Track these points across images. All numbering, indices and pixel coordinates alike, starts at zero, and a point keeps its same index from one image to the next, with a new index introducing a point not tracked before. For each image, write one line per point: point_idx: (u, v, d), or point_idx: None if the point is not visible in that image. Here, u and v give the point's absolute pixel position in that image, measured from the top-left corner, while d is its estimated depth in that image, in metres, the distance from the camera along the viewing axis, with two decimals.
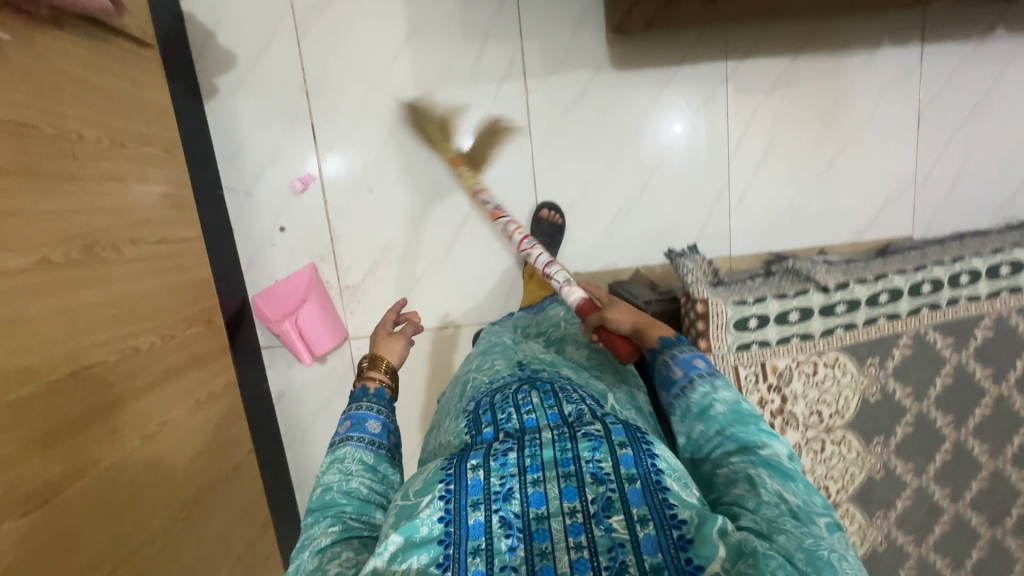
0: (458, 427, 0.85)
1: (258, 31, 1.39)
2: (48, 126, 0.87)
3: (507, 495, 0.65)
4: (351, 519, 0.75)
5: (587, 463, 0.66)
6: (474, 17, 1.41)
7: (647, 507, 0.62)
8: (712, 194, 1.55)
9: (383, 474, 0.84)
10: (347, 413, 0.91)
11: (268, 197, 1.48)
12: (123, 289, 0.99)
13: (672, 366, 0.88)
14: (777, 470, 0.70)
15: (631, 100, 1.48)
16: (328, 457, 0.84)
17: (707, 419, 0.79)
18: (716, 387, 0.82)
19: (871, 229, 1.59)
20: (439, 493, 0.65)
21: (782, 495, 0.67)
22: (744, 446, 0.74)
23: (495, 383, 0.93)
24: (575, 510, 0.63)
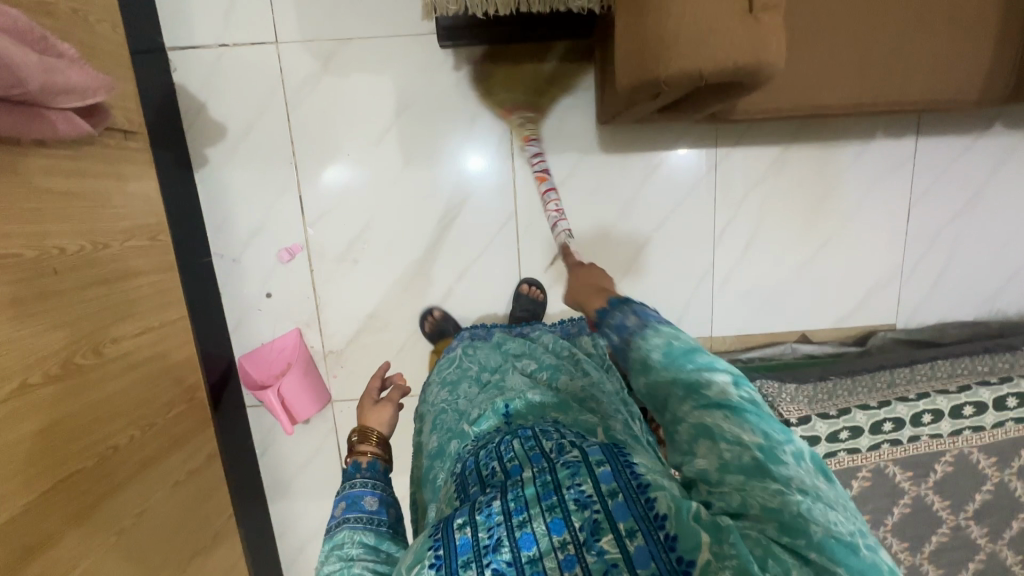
0: (450, 491, 0.78)
1: (250, 104, 1.40)
2: (30, 250, 0.89)
3: (496, 545, 0.59)
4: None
5: (567, 491, 0.61)
6: (465, 97, 1.41)
7: (632, 518, 0.57)
8: (697, 276, 1.55)
9: (387, 552, 0.75)
10: (341, 495, 0.84)
11: (256, 265, 1.50)
12: (103, 392, 1.02)
13: (611, 332, 0.82)
14: (728, 409, 0.64)
15: (619, 182, 1.48)
16: (326, 545, 0.76)
17: (649, 370, 0.72)
18: (646, 337, 0.74)
19: (854, 315, 1.59)
20: (428, 560, 0.60)
21: (740, 440, 0.61)
22: (692, 390, 0.67)
23: (480, 437, 0.86)
24: (566, 542, 0.57)
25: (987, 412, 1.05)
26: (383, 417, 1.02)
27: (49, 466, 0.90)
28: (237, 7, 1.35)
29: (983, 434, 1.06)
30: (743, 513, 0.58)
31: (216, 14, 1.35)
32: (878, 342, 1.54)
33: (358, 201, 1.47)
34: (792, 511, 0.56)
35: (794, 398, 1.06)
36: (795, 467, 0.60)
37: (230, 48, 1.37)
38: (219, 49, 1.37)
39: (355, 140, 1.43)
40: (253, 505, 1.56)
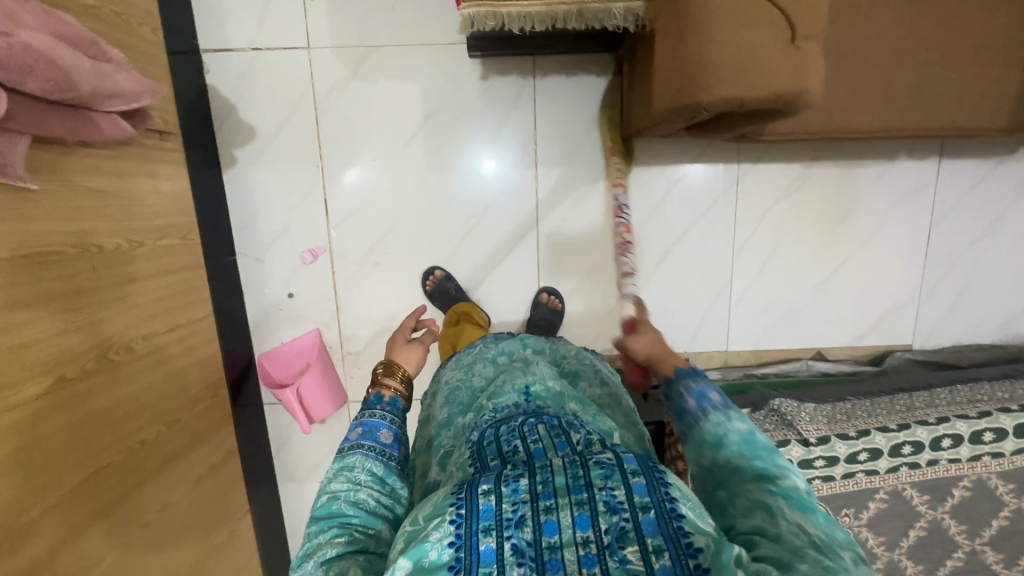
0: (461, 458, 0.75)
1: (279, 107, 1.42)
2: (71, 247, 0.91)
3: (519, 522, 0.56)
4: (358, 533, 0.69)
5: (598, 491, 0.58)
6: (492, 107, 1.43)
7: (661, 536, 0.54)
8: (715, 291, 1.55)
9: (392, 488, 0.76)
10: (359, 419, 0.83)
11: (279, 265, 1.52)
12: (133, 388, 1.04)
13: (685, 397, 0.76)
14: (795, 501, 0.60)
15: (640, 194, 1.49)
16: (335, 465, 0.76)
17: (718, 448, 0.68)
18: (728, 415, 0.71)
19: (870, 335, 1.59)
20: (449, 516, 0.57)
21: (803, 528, 0.58)
22: (762, 479, 0.63)
23: (499, 414, 0.82)
24: (589, 541, 0.54)
25: (1008, 438, 1.06)
26: (412, 356, 1.04)
27: (82, 460, 0.92)
28: (271, 12, 1.37)
29: (1003, 460, 1.07)
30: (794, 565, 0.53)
31: (250, 18, 1.37)
32: (894, 362, 1.53)
33: (384, 206, 1.49)
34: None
35: (815, 418, 1.07)
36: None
37: (262, 51, 1.39)
38: (252, 52, 1.39)
39: (383, 144, 1.45)
40: (267, 502, 1.58)
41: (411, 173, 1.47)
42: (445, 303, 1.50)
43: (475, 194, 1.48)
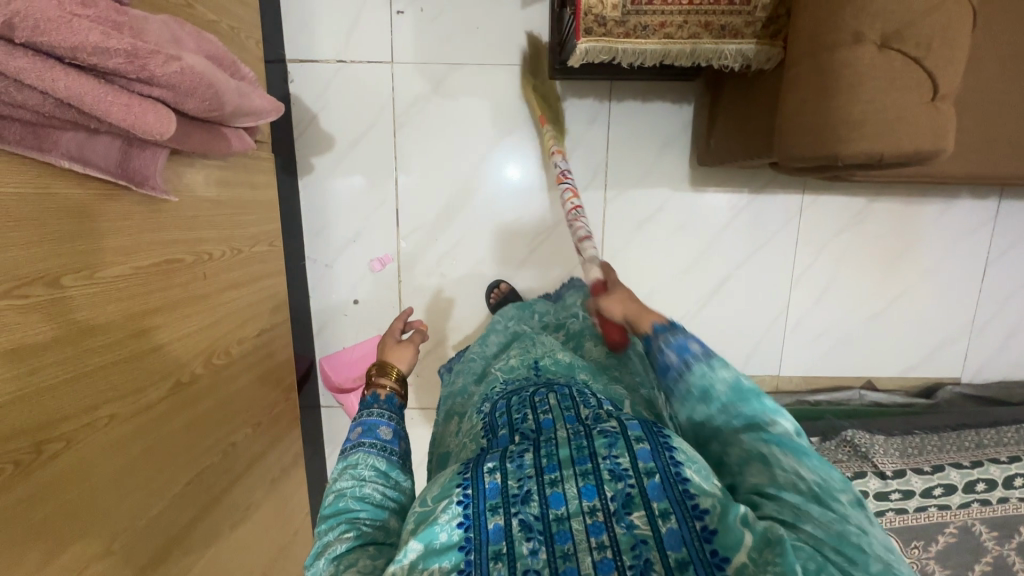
0: (475, 429, 0.81)
1: (359, 120, 1.46)
2: (189, 255, 0.94)
3: (526, 497, 0.60)
4: (368, 526, 0.68)
5: (603, 459, 0.63)
6: (567, 128, 1.46)
7: (668, 500, 0.58)
8: (772, 316, 1.59)
9: (396, 480, 0.76)
10: (358, 420, 0.83)
11: (347, 273, 1.55)
12: (228, 392, 1.07)
13: (665, 352, 0.77)
14: (789, 447, 0.64)
15: (705, 220, 1.52)
16: (340, 464, 0.76)
17: (710, 400, 0.71)
18: (713, 366, 0.72)
19: (921, 367, 1.62)
20: (456, 497, 0.61)
21: (800, 474, 0.62)
22: (751, 424, 0.68)
23: (509, 385, 0.89)
24: (596, 509, 0.59)
25: None
26: (405, 356, 1.03)
27: (188, 461, 0.95)
28: (360, 26, 1.41)
29: None
30: (797, 524, 0.59)
31: (338, 32, 1.41)
32: (946, 395, 1.57)
33: (448, 214, 1.52)
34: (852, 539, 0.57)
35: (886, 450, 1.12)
36: (856, 512, 0.60)
37: (348, 64, 1.43)
38: (337, 64, 1.43)
39: (456, 160, 1.49)
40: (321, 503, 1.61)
41: (483, 191, 1.51)
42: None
43: (542, 214, 1.52)
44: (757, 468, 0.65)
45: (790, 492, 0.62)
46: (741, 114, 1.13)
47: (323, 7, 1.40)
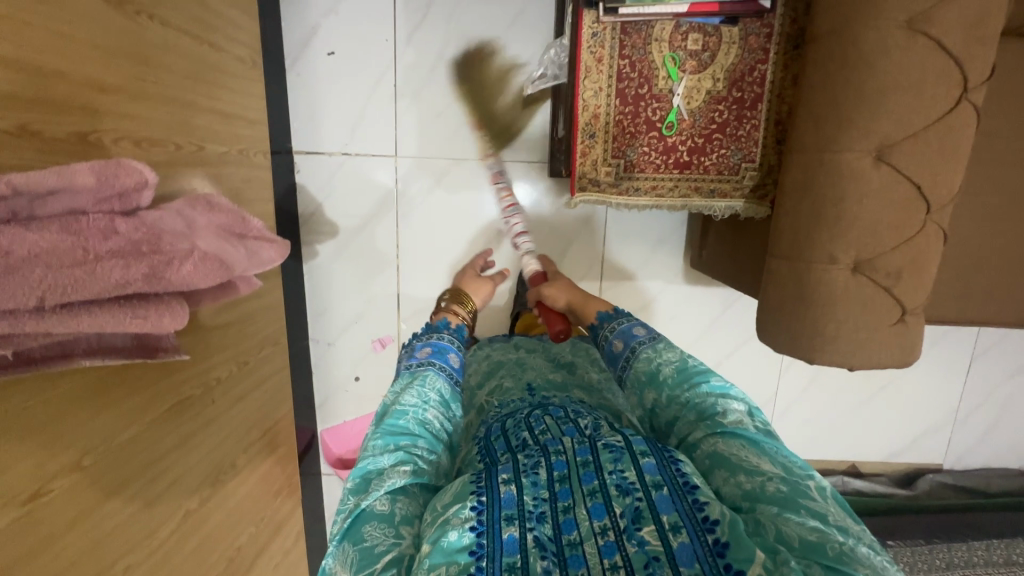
0: (473, 454, 0.78)
1: (363, 208, 1.50)
2: (199, 388, 0.99)
3: (540, 516, 0.61)
4: (421, 461, 0.72)
5: (611, 474, 0.63)
6: (565, 222, 1.50)
7: (677, 514, 0.58)
8: (760, 403, 1.63)
9: (451, 414, 0.84)
10: (427, 341, 0.94)
11: (349, 351, 1.60)
12: (234, 500, 1.13)
13: (613, 339, 0.92)
14: (746, 438, 0.68)
15: (698, 311, 1.56)
16: (406, 378, 0.85)
17: (658, 385, 0.80)
18: (658, 350, 0.84)
19: (903, 453, 1.67)
20: (471, 502, 0.61)
21: (762, 466, 0.64)
22: (705, 415, 0.73)
23: (505, 408, 0.87)
24: (607, 528, 0.59)
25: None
26: (481, 293, 1.24)
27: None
28: (365, 120, 1.44)
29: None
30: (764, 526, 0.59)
31: (344, 126, 1.45)
32: (925, 485, 1.60)
33: (443, 273, 1.55)
34: (835, 549, 0.54)
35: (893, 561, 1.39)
36: (834, 507, 0.60)
37: (353, 156, 1.47)
38: (342, 156, 1.47)
39: (457, 241, 1.53)
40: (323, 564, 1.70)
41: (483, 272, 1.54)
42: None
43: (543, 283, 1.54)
44: (715, 456, 0.67)
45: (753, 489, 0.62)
46: (721, 255, 1.13)
47: (329, 102, 1.43)
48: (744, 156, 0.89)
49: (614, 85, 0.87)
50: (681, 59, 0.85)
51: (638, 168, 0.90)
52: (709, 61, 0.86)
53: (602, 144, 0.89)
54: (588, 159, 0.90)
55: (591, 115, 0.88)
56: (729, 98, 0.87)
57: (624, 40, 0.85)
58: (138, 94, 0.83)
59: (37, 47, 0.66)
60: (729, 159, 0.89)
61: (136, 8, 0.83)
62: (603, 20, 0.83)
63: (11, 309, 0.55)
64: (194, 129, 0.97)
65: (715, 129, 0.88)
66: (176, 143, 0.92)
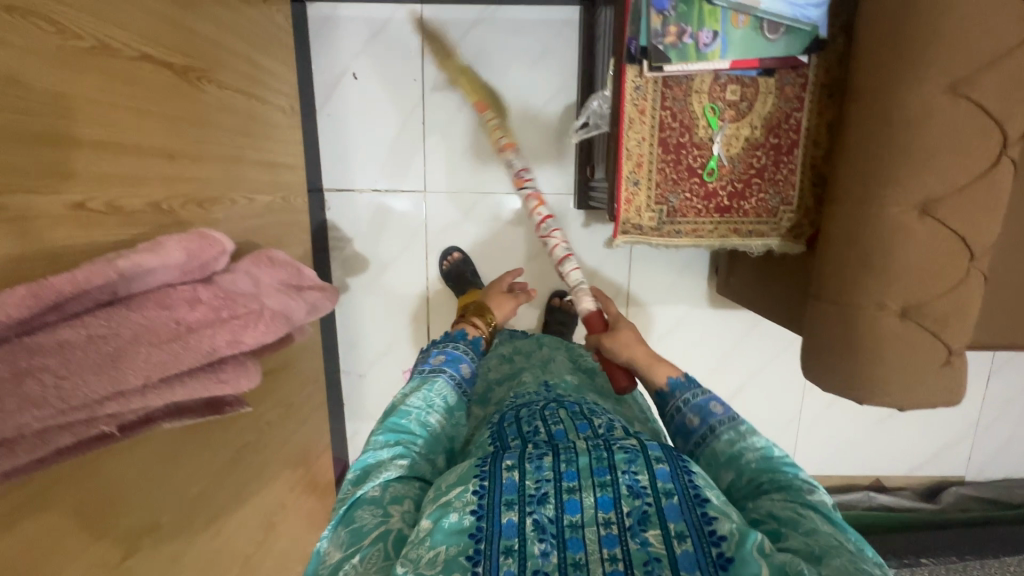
0: (482, 438, 0.75)
1: (393, 242, 1.53)
2: (255, 434, 1.01)
3: (542, 498, 0.58)
4: (419, 459, 0.73)
5: (623, 475, 0.60)
6: (590, 251, 1.53)
7: (685, 521, 0.55)
8: (784, 422, 1.66)
9: (456, 420, 0.84)
10: (442, 349, 0.95)
11: (380, 382, 1.62)
12: (283, 539, 1.15)
13: (686, 413, 0.80)
14: (827, 516, 0.62)
15: (722, 335, 1.59)
16: (416, 381, 0.86)
17: (737, 466, 0.71)
18: (742, 431, 0.74)
19: (926, 467, 1.70)
20: (473, 486, 0.59)
21: (834, 534, 0.59)
22: (783, 486, 0.66)
23: (520, 398, 0.85)
24: (611, 521, 0.56)
25: None
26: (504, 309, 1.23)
27: None
28: (394, 157, 1.48)
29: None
30: (824, 559, 0.55)
31: (374, 164, 1.48)
32: (950, 498, 1.63)
33: None
34: None
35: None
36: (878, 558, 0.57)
37: (382, 192, 1.50)
38: (372, 192, 1.50)
39: (486, 270, 1.55)
40: None
41: None
42: (459, 285, 1.49)
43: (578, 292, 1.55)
44: (788, 515, 0.61)
45: (821, 536, 0.59)
46: (750, 284, 1.15)
47: (359, 141, 1.47)
48: (782, 199, 0.93)
49: (656, 134, 0.90)
50: (720, 109, 0.89)
51: (680, 212, 0.94)
52: (747, 110, 0.89)
53: (645, 191, 0.93)
54: (632, 206, 0.93)
55: (635, 163, 0.91)
56: (766, 144, 0.91)
57: (665, 92, 0.88)
58: (201, 156, 0.86)
59: (120, 126, 0.68)
60: (768, 202, 0.93)
61: (200, 74, 0.86)
62: (647, 74, 0.86)
63: (121, 390, 0.55)
64: (245, 181, 1.00)
65: (754, 174, 0.92)
66: (230, 198, 0.95)
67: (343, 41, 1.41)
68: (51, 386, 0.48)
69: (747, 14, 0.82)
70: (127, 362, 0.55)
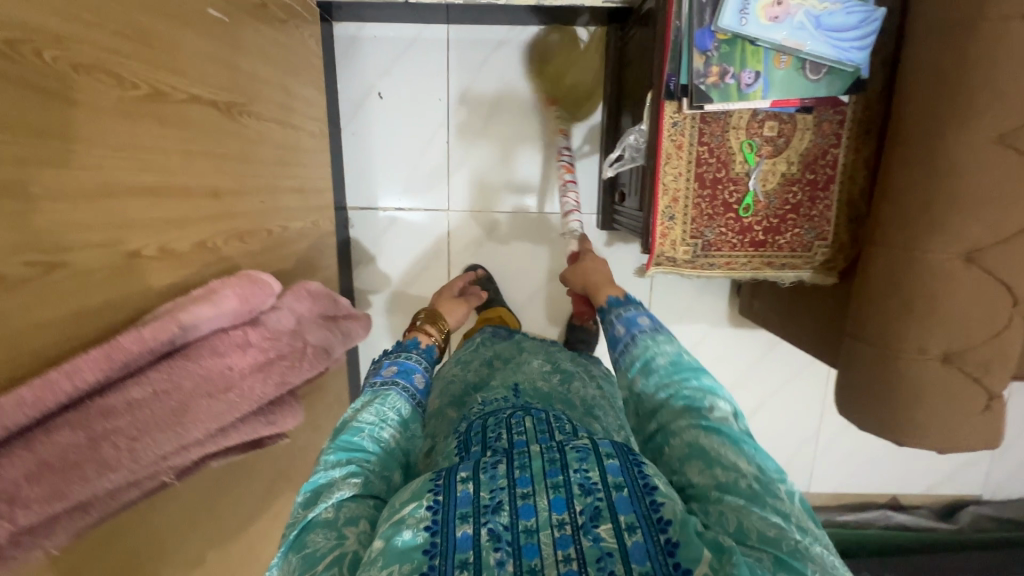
0: (450, 448, 0.68)
1: (414, 260, 1.53)
2: (288, 459, 1.03)
3: (496, 507, 0.51)
4: (373, 476, 0.63)
5: (574, 473, 0.53)
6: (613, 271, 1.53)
7: (634, 512, 0.49)
8: (802, 440, 1.67)
9: (411, 432, 0.74)
10: (395, 359, 0.84)
11: None
12: None
13: (617, 324, 0.81)
14: (727, 436, 0.59)
15: (742, 354, 1.59)
16: (365, 397, 0.75)
17: (649, 373, 0.71)
18: (657, 341, 0.74)
19: (941, 485, 1.71)
20: (426, 501, 0.52)
21: (735, 464, 0.56)
22: (691, 405, 0.64)
23: (487, 406, 0.75)
24: (564, 522, 0.49)
25: None
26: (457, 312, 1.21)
27: None
28: (418, 175, 1.48)
29: None
30: (722, 497, 0.54)
31: (397, 182, 1.48)
32: (967, 518, 1.63)
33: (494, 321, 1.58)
34: (788, 544, 0.50)
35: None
36: (795, 506, 0.54)
37: (405, 210, 1.50)
38: (395, 210, 1.50)
39: (508, 288, 1.56)
40: None
41: (531, 318, 1.58)
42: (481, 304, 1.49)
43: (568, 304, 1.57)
44: (689, 445, 0.60)
45: (722, 473, 0.56)
46: (775, 309, 1.15)
47: (382, 159, 1.47)
48: (817, 234, 0.93)
49: (693, 170, 0.90)
50: (757, 145, 0.89)
51: (714, 245, 0.94)
52: (785, 146, 0.89)
53: (681, 225, 0.93)
54: (668, 239, 0.94)
55: (671, 198, 0.91)
56: (802, 180, 0.91)
57: (703, 128, 0.88)
58: (242, 190, 0.87)
59: (172, 170, 0.69)
60: (803, 237, 0.93)
61: (241, 108, 0.86)
62: (685, 111, 0.86)
63: (188, 444, 0.57)
64: (280, 210, 1.01)
65: (790, 210, 0.92)
66: (266, 228, 0.95)
67: (367, 61, 1.41)
68: (124, 450, 0.49)
69: (789, 54, 0.81)
70: (189, 417, 0.56)
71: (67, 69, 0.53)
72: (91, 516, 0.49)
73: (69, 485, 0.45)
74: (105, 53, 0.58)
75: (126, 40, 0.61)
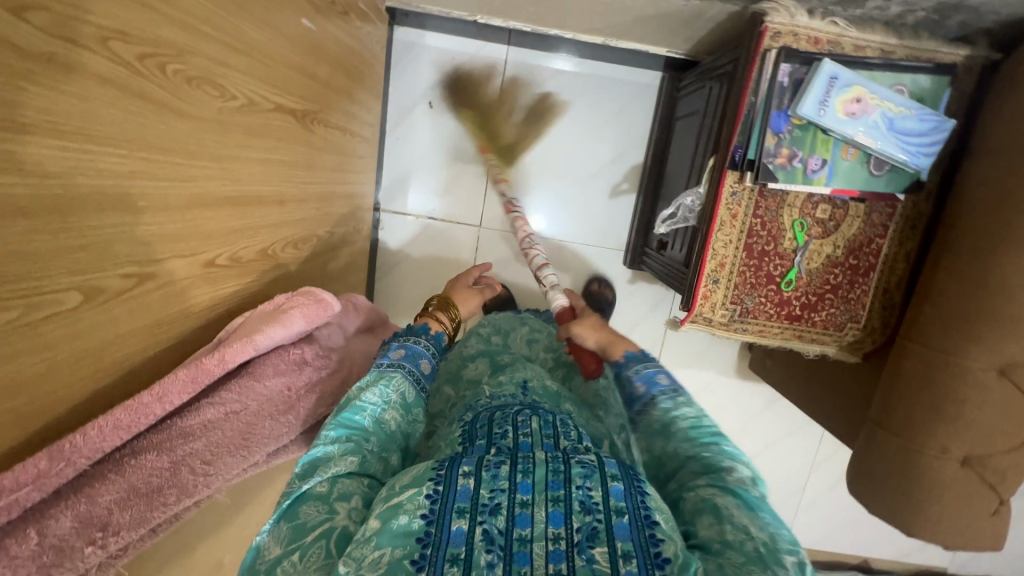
0: (451, 435, 0.60)
1: (437, 270, 1.53)
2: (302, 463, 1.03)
3: (495, 509, 0.45)
4: (371, 455, 0.54)
5: (576, 488, 0.46)
6: (632, 307, 1.54)
7: (632, 541, 0.43)
8: (789, 494, 1.71)
9: (414, 416, 0.62)
10: (402, 342, 0.71)
11: None
12: None
13: (634, 381, 0.70)
14: (743, 500, 0.50)
15: (744, 404, 1.63)
16: (369, 375, 0.64)
17: (668, 435, 0.62)
18: (677, 401, 0.65)
19: (913, 555, 1.76)
20: (426, 489, 0.46)
21: (748, 529, 0.47)
22: (705, 467, 0.55)
23: (494, 400, 0.67)
24: (559, 537, 0.43)
25: None
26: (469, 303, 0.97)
27: None
28: (454, 188, 1.48)
29: None
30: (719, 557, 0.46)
31: (432, 192, 1.48)
32: None
33: None
34: None
35: None
36: None
37: (436, 220, 1.50)
38: (426, 219, 1.50)
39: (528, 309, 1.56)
40: None
41: None
42: None
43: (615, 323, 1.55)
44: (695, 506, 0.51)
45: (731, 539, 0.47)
46: (793, 376, 1.18)
47: (422, 167, 1.47)
48: (850, 317, 0.96)
49: (743, 239, 0.92)
50: (808, 225, 0.91)
51: (752, 313, 0.96)
52: (834, 229, 0.91)
53: (723, 289, 0.95)
54: (708, 301, 0.96)
55: (718, 263, 0.94)
56: (845, 264, 0.93)
57: (760, 202, 0.90)
58: (302, 198, 0.86)
59: (250, 180, 0.69)
60: (837, 317, 0.96)
61: (313, 117, 0.86)
62: (747, 183, 0.88)
63: (251, 465, 0.60)
64: (329, 217, 1.00)
65: (829, 290, 0.95)
66: (315, 235, 0.95)
67: (422, 67, 1.41)
68: (200, 475, 0.51)
69: (858, 147, 0.85)
70: (254, 441, 0.58)
71: (184, 82, 0.53)
72: (159, 535, 0.52)
73: (152, 512, 0.48)
74: (215, 65, 0.57)
75: (233, 52, 0.60)
